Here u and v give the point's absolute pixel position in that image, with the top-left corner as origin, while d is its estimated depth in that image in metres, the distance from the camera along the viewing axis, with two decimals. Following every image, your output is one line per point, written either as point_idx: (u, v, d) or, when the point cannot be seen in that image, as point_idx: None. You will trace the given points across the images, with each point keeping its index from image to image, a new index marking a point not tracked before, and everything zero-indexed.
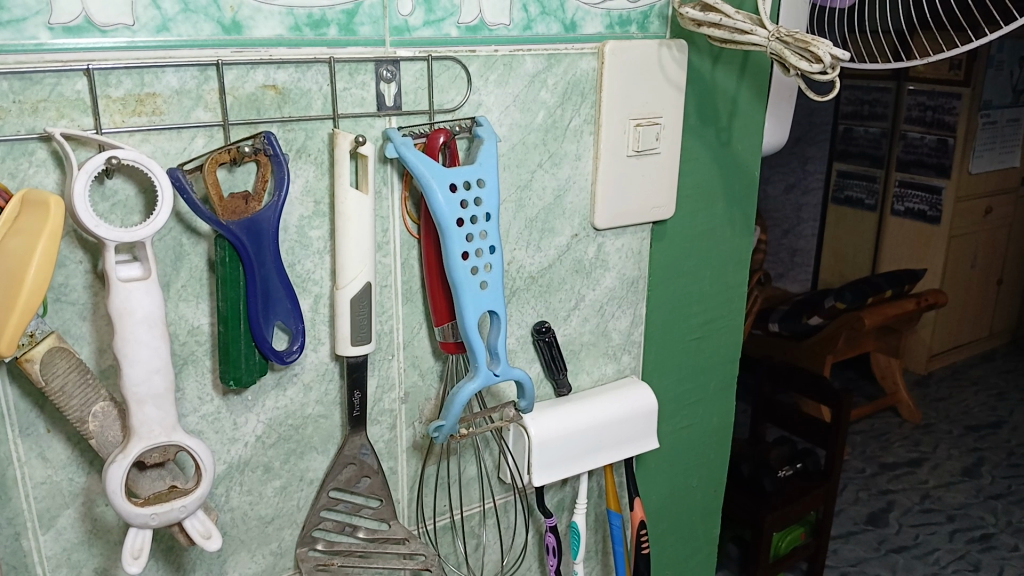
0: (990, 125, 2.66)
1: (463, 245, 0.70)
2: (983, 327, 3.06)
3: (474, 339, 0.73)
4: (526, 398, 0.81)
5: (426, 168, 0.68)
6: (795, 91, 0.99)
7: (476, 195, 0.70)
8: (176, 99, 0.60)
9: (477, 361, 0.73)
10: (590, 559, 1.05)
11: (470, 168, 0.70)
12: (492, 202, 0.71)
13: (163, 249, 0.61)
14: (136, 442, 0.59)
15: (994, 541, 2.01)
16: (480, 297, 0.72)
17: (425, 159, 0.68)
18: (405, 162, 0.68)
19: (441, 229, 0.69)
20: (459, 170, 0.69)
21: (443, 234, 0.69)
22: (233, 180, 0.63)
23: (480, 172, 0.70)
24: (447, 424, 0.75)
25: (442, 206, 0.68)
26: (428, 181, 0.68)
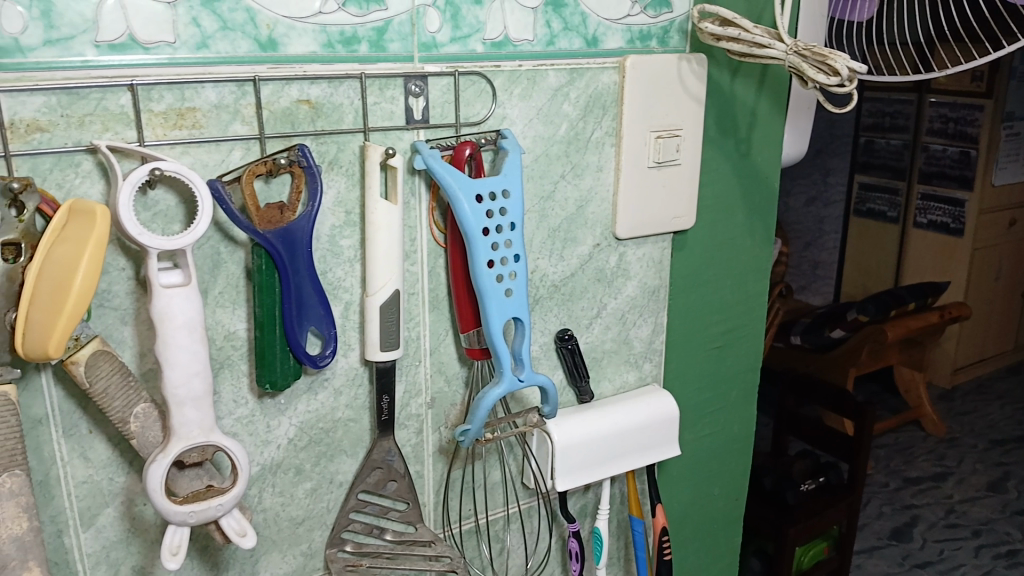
0: (1013, 136, 2.65)
1: (488, 253, 0.72)
2: (1008, 340, 3.05)
3: (498, 345, 0.75)
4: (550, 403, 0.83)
5: (453, 179, 0.70)
6: (813, 102, 1.01)
7: (501, 205, 0.73)
8: (215, 112, 0.62)
9: (502, 366, 0.75)
10: (613, 564, 1.06)
11: (496, 179, 0.72)
12: (516, 212, 0.73)
13: (201, 257, 0.64)
14: (176, 441, 0.62)
15: (1020, 556, 2.01)
16: (503, 305, 0.74)
17: (452, 170, 0.70)
18: (432, 173, 0.70)
19: (466, 238, 0.71)
20: (485, 181, 0.71)
21: (470, 244, 0.72)
22: (268, 191, 0.65)
23: (506, 182, 0.72)
24: (473, 429, 0.78)
25: (468, 218, 0.70)
26: (455, 192, 0.70)
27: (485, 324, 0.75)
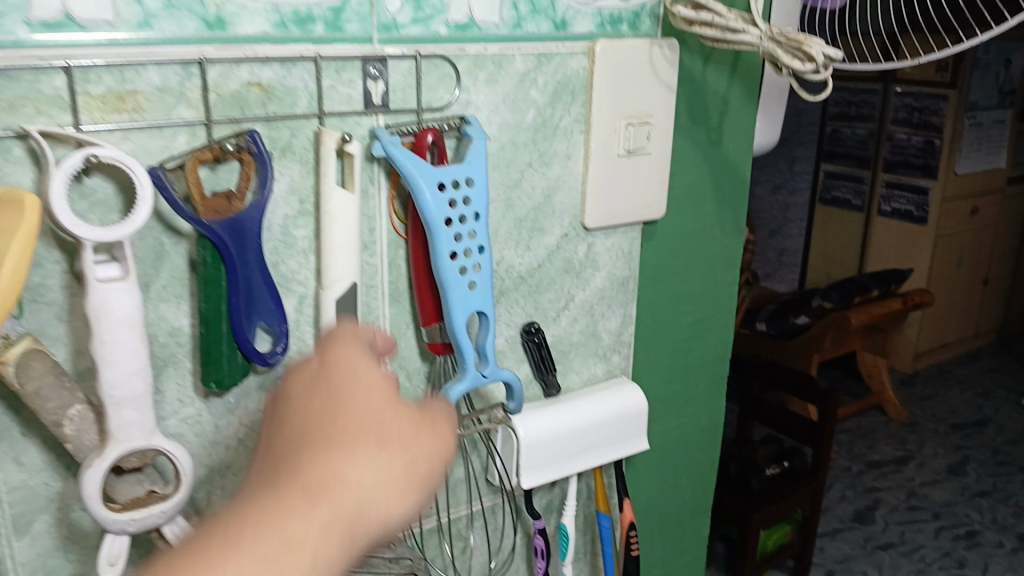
0: (976, 127, 2.65)
1: (451, 244, 0.69)
2: (970, 326, 3.07)
3: (462, 339, 0.72)
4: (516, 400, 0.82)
5: (414, 167, 0.66)
6: (785, 90, 0.98)
7: (465, 193, 0.69)
8: (159, 96, 0.58)
9: (466, 361, 0.72)
10: (579, 559, 1.04)
11: (460, 167, 0.68)
12: (481, 201, 0.70)
13: (142, 249, 0.60)
14: (114, 445, 0.58)
15: (978, 537, 2.02)
16: (466, 298, 0.71)
17: (413, 158, 0.66)
18: (392, 160, 0.66)
19: (429, 228, 0.68)
20: (448, 169, 0.68)
21: (431, 236, 0.68)
22: (215, 179, 0.61)
23: (470, 171, 0.69)
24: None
25: (430, 208, 0.67)
26: (416, 180, 0.66)
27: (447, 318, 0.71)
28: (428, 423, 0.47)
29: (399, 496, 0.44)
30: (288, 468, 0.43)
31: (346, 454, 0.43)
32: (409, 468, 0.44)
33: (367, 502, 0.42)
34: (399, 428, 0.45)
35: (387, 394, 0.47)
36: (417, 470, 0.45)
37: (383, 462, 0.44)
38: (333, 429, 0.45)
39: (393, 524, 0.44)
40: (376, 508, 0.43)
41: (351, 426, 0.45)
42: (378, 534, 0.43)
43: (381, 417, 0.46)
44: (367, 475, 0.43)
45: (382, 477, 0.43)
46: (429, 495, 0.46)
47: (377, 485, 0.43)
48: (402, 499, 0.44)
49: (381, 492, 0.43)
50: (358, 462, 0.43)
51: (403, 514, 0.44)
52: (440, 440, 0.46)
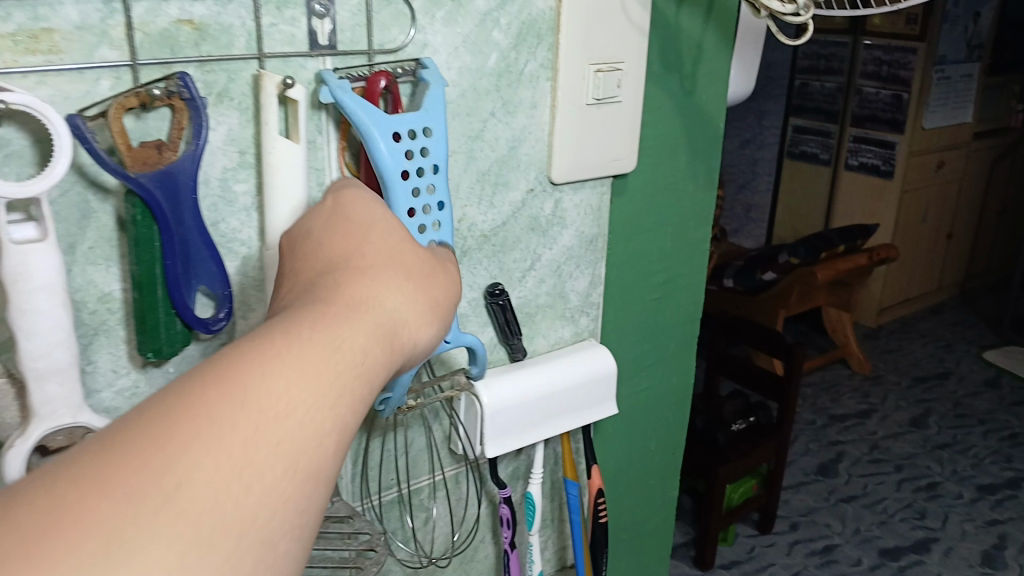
0: (943, 80, 2.62)
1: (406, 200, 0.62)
2: (933, 281, 3.07)
3: None
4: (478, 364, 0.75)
5: (365, 114, 0.60)
6: (760, 35, 0.93)
7: (422, 144, 0.62)
8: (78, 34, 0.52)
9: None
10: (547, 526, 1.00)
11: (416, 115, 0.62)
12: (439, 152, 0.63)
13: (64, 206, 0.54)
14: (37, 423, 0.53)
15: (939, 489, 2.02)
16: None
17: (364, 105, 0.60)
18: (341, 107, 0.61)
19: (383, 182, 0.61)
20: (403, 118, 0.61)
21: (385, 191, 0.61)
22: (143, 128, 0.55)
23: (427, 119, 0.62)
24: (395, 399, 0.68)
25: (383, 160, 0.60)
26: (368, 129, 0.60)
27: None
28: (432, 271, 0.49)
29: (417, 324, 0.45)
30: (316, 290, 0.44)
31: (373, 279, 0.44)
32: (421, 301, 0.46)
33: (397, 321, 0.44)
34: (409, 265, 0.47)
35: (396, 236, 0.49)
36: (428, 306, 0.47)
37: (403, 290, 0.45)
38: (350, 261, 0.46)
39: (412, 351, 0.45)
40: (404, 329, 0.44)
41: (369, 258, 0.46)
42: (404, 356, 0.45)
43: (393, 254, 0.47)
44: (394, 297, 0.44)
45: (404, 303, 0.45)
46: (434, 334, 0.48)
47: (402, 311, 0.45)
48: (420, 329, 0.46)
49: (407, 317, 0.45)
50: (388, 285, 0.45)
51: (419, 344, 0.46)
52: (441, 285, 0.49)
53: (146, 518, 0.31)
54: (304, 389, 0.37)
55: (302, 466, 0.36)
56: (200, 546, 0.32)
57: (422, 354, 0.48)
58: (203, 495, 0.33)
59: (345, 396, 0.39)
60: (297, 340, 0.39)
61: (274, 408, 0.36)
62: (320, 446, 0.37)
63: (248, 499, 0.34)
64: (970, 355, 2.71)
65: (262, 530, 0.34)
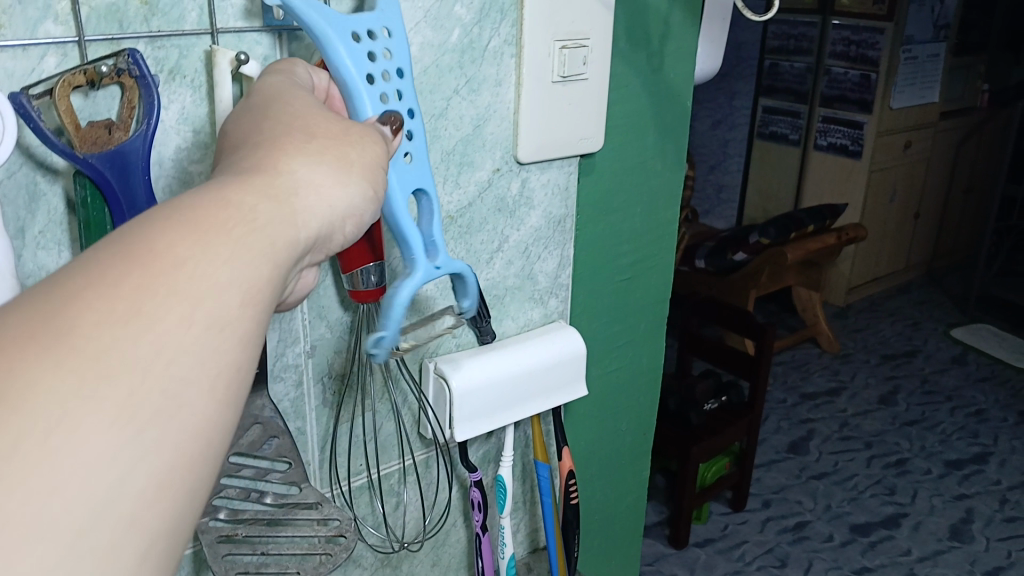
0: (911, 60, 2.63)
1: (379, 106, 0.52)
2: (901, 260, 3.09)
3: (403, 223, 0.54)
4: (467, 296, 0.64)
5: (318, 13, 0.51)
6: (727, 13, 0.93)
7: (383, 46, 0.54)
8: (19, 9, 0.50)
9: (412, 249, 0.54)
10: (519, 509, 1.00)
11: (372, 15, 0.54)
12: (403, 57, 0.55)
13: (11, 188, 0.52)
14: None
15: (908, 465, 2.04)
16: (405, 180, 0.54)
17: (317, 3, 0.51)
18: (287, 8, 0.51)
19: (346, 86, 0.51)
20: (359, 18, 0.53)
21: (351, 101, 0.52)
22: (91, 106, 0.53)
23: (384, 18, 0.54)
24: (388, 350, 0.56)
25: (344, 62, 0.51)
26: (324, 28, 0.51)
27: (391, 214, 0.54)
28: (352, 132, 0.43)
29: (338, 187, 0.40)
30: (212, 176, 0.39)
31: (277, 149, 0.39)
32: (340, 163, 0.41)
33: (307, 183, 0.39)
34: (321, 130, 0.42)
35: (317, 111, 0.44)
36: (351, 165, 0.41)
37: (313, 154, 0.40)
38: (253, 142, 0.41)
39: (340, 215, 0.40)
40: (317, 192, 0.39)
41: (275, 131, 0.41)
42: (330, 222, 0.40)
43: (303, 125, 0.42)
44: (300, 161, 0.39)
45: (316, 165, 0.40)
46: (370, 201, 0.42)
47: (315, 174, 0.39)
48: (343, 191, 0.40)
49: (321, 179, 0.39)
50: (296, 153, 0.40)
51: (348, 211, 0.41)
52: (369, 144, 0.43)
53: (13, 390, 0.28)
54: (194, 240, 0.33)
55: (193, 330, 0.32)
56: (83, 407, 0.28)
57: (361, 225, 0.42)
58: (82, 354, 0.29)
59: (241, 250, 0.34)
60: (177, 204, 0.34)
61: (160, 262, 0.31)
62: (218, 299, 0.33)
63: (139, 363, 0.30)
64: (937, 333, 2.73)
65: (159, 397, 0.30)
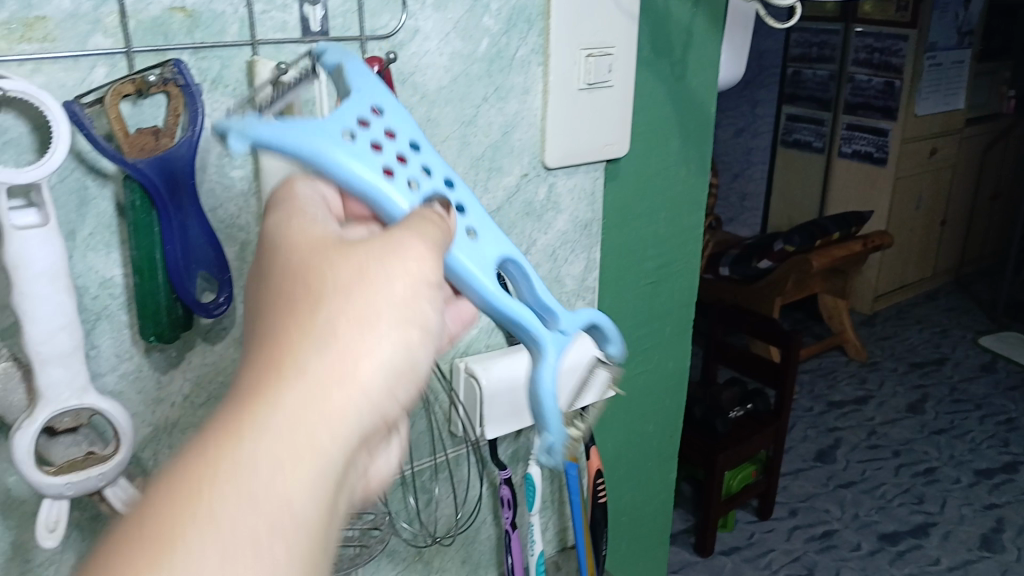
0: (935, 66, 2.62)
1: (413, 196, 0.49)
2: (928, 267, 3.08)
3: (517, 316, 0.52)
4: (612, 337, 0.60)
5: (294, 138, 0.47)
6: (750, 18, 0.94)
7: (381, 128, 0.50)
8: (70, 22, 0.52)
9: (535, 336, 0.52)
10: (547, 509, 1.02)
11: (350, 101, 0.50)
12: (404, 128, 0.51)
13: (64, 193, 0.55)
14: (44, 407, 0.54)
15: (937, 474, 2.03)
16: (485, 258, 0.50)
17: (286, 127, 0.48)
18: (269, 146, 0.48)
19: (372, 192, 0.48)
20: (338, 112, 0.49)
21: (380, 207, 0.48)
22: (139, 114, 0.56)
23: (366, 97, 0.50)
24: (555, 436, 0.54)
25: (351, 170, 0.48)
26: (312, 148, 0.47)
27: (482, 303, 0.51)
28: (372, 261, 0.42)
29: (371, 362, 0.40)
30: (241, 371, 0.40)
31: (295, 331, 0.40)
32: (370, 329, 0.40)
33: (332, 377, 0.39)
34: (341, 276, 0.41)
35: (333, 245, 0.43)
36: (382, 324, 0.40)
37: (336, 334, 0.40)
38: (284, 309, 0.41)
39: (385, 383, 0.41)
40: (348, 382, 0.39)
41: (294, 300, 0.41)
42: (375, 397, 0.40)
43: (327, 283, 0.41)
44: (320, 352, 0.39)
45: (340, 347, 0.40)
46: (416, 344, 0.42)
47: (340, 363, 0.39)
48: (378, 358, 0.40)
49: (347, 364, 0.39)
50: (312, 331, 0.40)
51: (393, 373, 0.41)
52: (403, 280, 0.42)
53: None
54: (213, 522, 0.35)
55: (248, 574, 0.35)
56: None
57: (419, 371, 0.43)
58: None
59: (267, 504, 0.36)
60: (192, 466, 0.36)
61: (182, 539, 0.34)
62: (258, 573, 0.35)
63: None
64: (965, 341, 2.72)
65: None
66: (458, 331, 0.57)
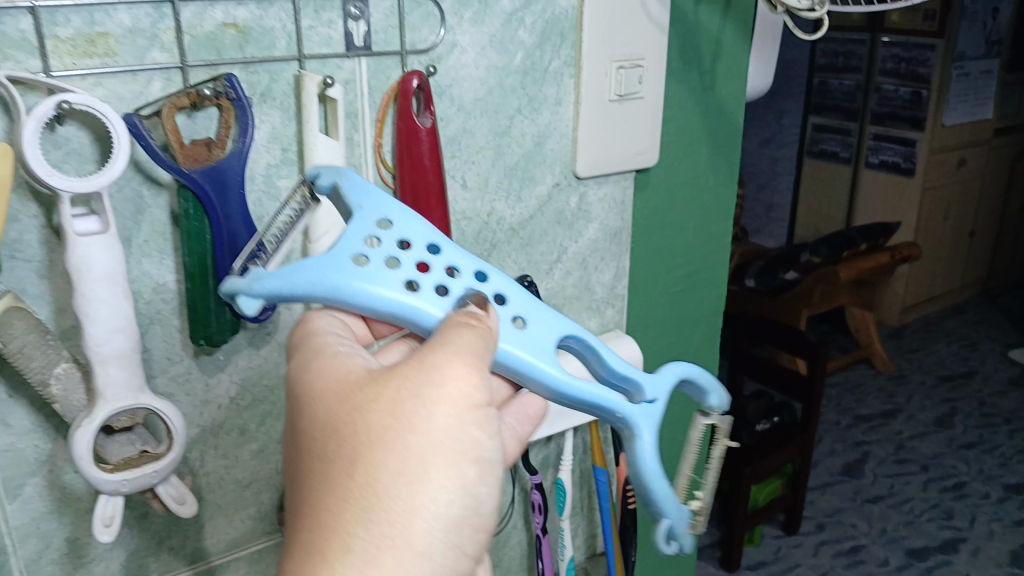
0: (963, 77, 2.62)
1: (444, 301, 0.48)
2: (956, 280, 3.07)
3: (598, 399, 0.51)
4: (708, 390, 0.57)
5: (304, 278, 0.47)
6: (779, 28, 0.95)
7: (394, 242, 0.49)
8: (130, 38, 0.55)
9: (620, 412, 0.52)
10: (577, 514, 1.03)
11: (353, 221, 0.48)
12: (417, 235, 0.49)
13: (121, 201, 0.58)
14: (102, 405, 0.57)
15: (966, 489, 2.03)
16: (542, 345, 0.50)
17: (293, 269, 0.47)
18: (281, 296, 0.47)
19: (402, 314, 0.48)
20: (344, 238, 0.48)
21: (415, 322, 0.48)
22: (193, 126, 0.59)
23: (370, 214, 0.49)
24: (674, 520, 0.53)
25: (375, 294, 0.47)
26: (324, 284, 0.47)
27: (548, 392, 0.50)
28: (404, 404, 0.42)
29: (423, 513, 0.41)
30: (298, 536, 0.42)
31: (341, 498, 0.41)
32: (419, 478, 0.41)
33: (387, 536, 0.40)
34: (376, 428, 0.42)
35: (364, 385, 0.44)
36: (426, 471, 0.41)
37: (383, 492, 0.41)
38: (330, 468, 0.43)
39: (443, 527, 0.42)
40: (404, 537, 0.41)
41: (336, 461, 0.42)
42: (437, 543, 0.42)
43: (367, 434, 0.42)
44: (368, 517, 0.41)
45: (391, 504, 0.41)
46: (471, 476, 0.43)
47: (393, 520, 0.41)
48: (429, 505, 0.41)
49: (401, 520, 0.41)
50: (356, 497, 0.41)
51: (451, 514, 0.42)
52: (445, 417, 0.42)
53: None
54: None
55: None
56: None
57: (480, 502, 0.44)
58: None
59: None
60: None
61: None
62: None
63: None
64: (994, 354, 2.71)
65: None
66: (529, 428, 0.57)
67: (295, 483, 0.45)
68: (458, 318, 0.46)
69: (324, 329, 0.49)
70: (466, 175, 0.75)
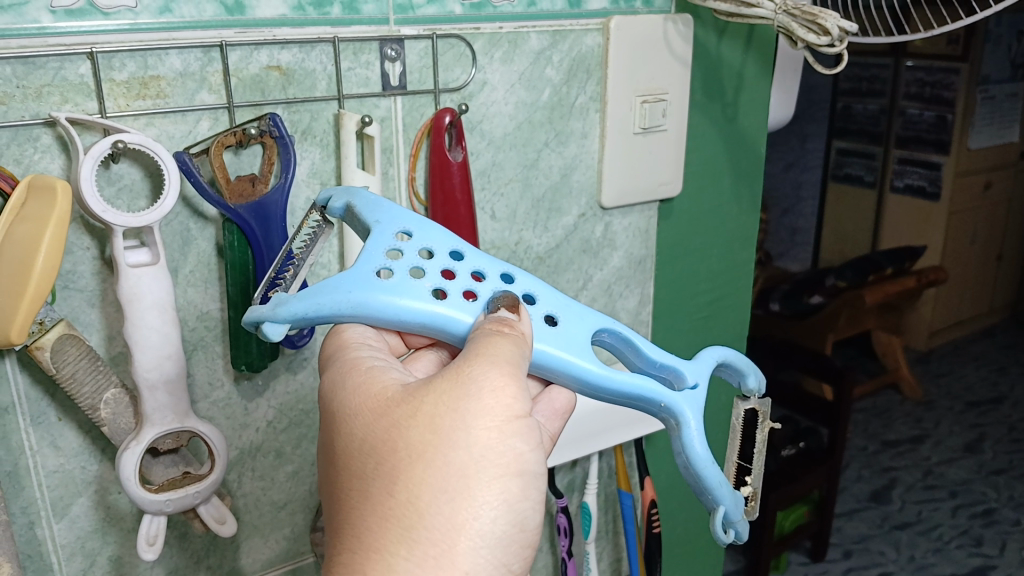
0: (989, 100, 2.62)
1: (473, 306, 0.50)
2: (984, 303, 3.06)
3: (637, 386, 0.51)
4: (746, 371, 0.56)
5: (330, 297, 0.49)
6: (800, 63, 0.98)
7: (414, 253, 0.51)
8: (180, 81, 0.59)
9: (661, 399, 0.51)
10: (602, 538, 1.05)
11: (375, 236, 0.51)
12: (435, 243, 0.52)
13: (170, 234, 0.62)
14: (149, 428, 0.60)
15: (996, 515, 2.02)
16: (576, 341, 0.51)
17: (317, 291, 0.49)
18: (307, 319, 0.49)
19: (437, 324, 0.49)
20: (366, 253, 0.50)
21: (445, 328, 0.49)
22: (238, 163, 0.62)
23: (386, 230, 0.51)
24: (730, 505, 0.53)
25: (402, 304, 0.49)
26: (351, 300, 0.49)
27: (585, 385, 0.51)
28: (440, 421, 0.44)
29: (469, 531, 0.43)
30: (344, 557, 0.44)
31: (385, 520, 0.44)
32: (462, 496, 0.44)
33: (432, 555, 0.43)
34: (414, 447, 0.44)
35: (401, 404, 0.46)
36: (468, 488, 0.44)
37: (427, 514, 0.43)
38: (374, 488, 0.45)
39: (489, 544, 0.44)
40: (448, 557, 0.43)
41: (379, 481, 0.45)
42: (482, 561, 0.44)
43: (407, 452, 0.44)
44: (415, 541, 0.43)
45: (435, 523, 0.43)
46: (516, 491, 0.45)
47: (436, 539, 0.43)
48: (474, 525, 0.44)
49: (445, 540, 0.43)
50: (402, 520, 0.43)
51: (495, 531, 0.44)
52: (484, 432, 0.44)
53: None
54: None
55: None
56: None
57: (525, 519, 0.45)
58: None
59: None
60: None
61: None
62: None
63: None
64: None
65: None
66: (557, 425, 0.56)
67: (337, 502, 0.47)
68: (489, 325, 0.47)
69: (357, 342, 0.52)
70: (496, 207, 0.78)
